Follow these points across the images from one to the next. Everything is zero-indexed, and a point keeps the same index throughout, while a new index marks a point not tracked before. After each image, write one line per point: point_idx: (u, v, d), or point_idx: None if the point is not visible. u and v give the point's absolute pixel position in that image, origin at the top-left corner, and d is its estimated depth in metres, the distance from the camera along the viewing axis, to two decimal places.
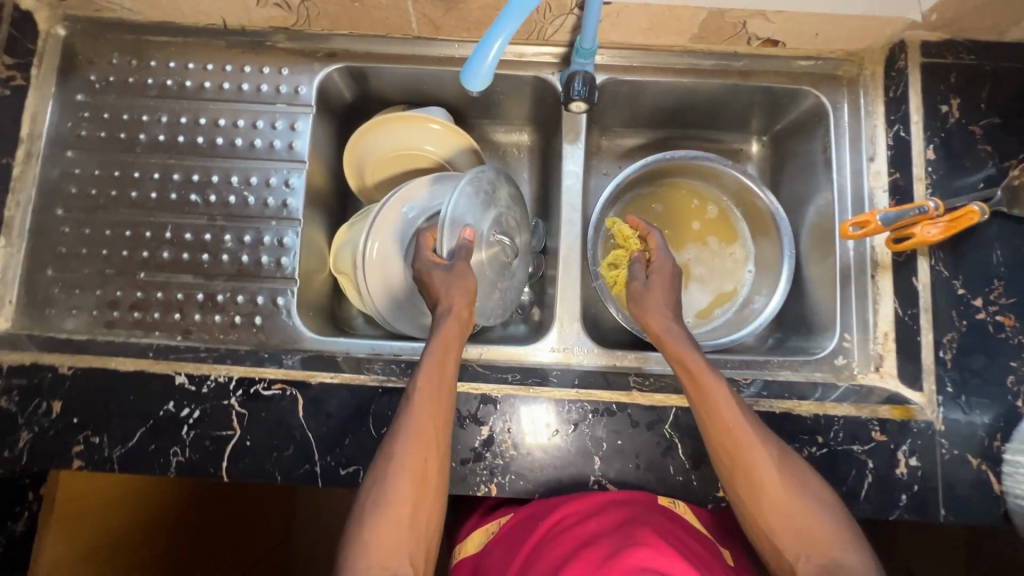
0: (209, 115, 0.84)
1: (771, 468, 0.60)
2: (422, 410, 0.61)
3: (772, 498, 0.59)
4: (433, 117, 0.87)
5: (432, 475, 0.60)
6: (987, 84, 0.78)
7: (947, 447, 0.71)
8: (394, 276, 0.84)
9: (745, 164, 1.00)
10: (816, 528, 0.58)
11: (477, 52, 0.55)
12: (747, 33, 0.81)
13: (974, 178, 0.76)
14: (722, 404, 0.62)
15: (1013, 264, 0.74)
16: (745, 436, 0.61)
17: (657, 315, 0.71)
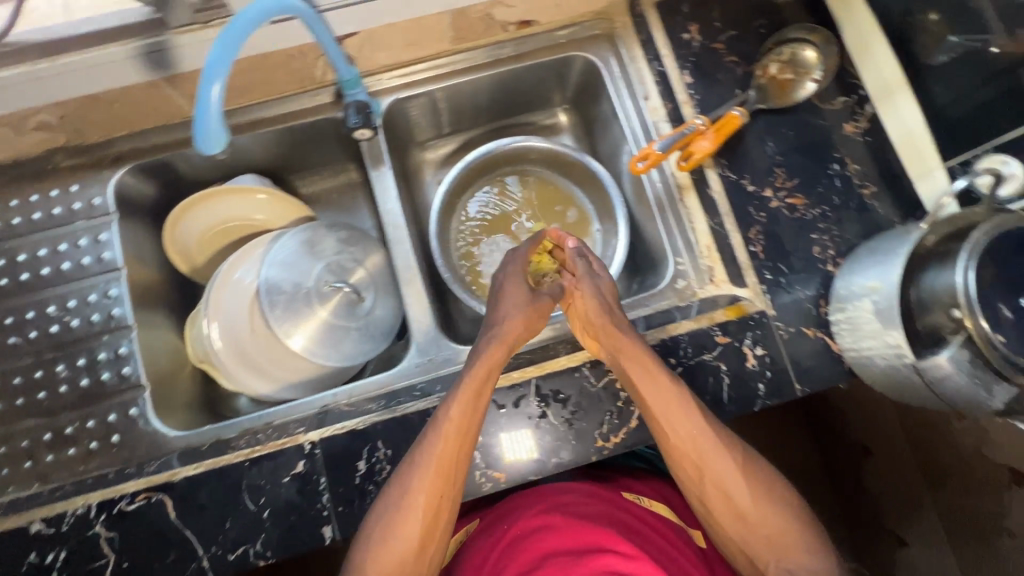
0: (7, 253, 0.81)
1: (732, 475, 0.69)
2: (447, 441, 0.66)
3: (733, 506, 0.69)
4: (270, 188, 0.92)
5: (446, 496, 0.67)
6: (715, 4, 0.86)
7: (783, 327, 0.76)
8: (250, 347, 0.86)
9: (560, 135, 1.06)
10: (779, 529, 0.68)
11: (199, 118, 0.57)
12: (497, 22, 0.86)
13: (731, 87, 0.83)
14: (683, 418, 0.68)
15: (785, 151, 0.81)
16: (708, 448, 0.69)
17: (604, 328, 0.71)
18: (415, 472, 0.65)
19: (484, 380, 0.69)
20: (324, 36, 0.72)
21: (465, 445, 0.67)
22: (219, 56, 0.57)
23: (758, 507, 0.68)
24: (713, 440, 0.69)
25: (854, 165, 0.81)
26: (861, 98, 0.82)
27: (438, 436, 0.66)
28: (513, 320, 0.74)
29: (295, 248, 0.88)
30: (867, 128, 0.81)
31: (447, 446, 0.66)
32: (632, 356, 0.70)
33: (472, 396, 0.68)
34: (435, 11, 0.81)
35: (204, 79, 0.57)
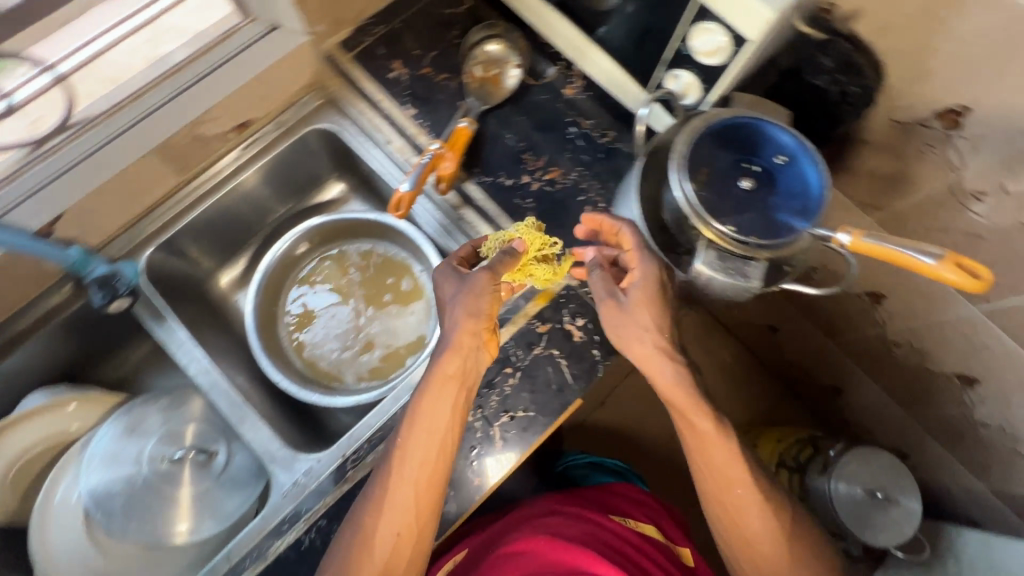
0: None
1: (752, 500, 0.72)
2: (408, 481, 0.67)
3: (745, 528, 0.72)
4: (81, 394, 0.87)
5: (420, 526, 0.67)
6: (406, 35, 0.90)
7: (591, 290, 0.80)
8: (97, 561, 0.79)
9: (348, 204, 1.04)
10: (791, 570, 0.72)
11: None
12: (211, 138, 0.85)
13: (454, 102, 0.87)
14: (711, 441, 0.71)
15: (523, 136, 0.86)
16: (733, 471, 0.71)
17: (642, 343, 0.71)
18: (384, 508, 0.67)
19: (436, 400, 0.68)
20: (19, 240, 0.69)
21: (433, 466, 0.68)
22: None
23: (776, 548, 0.72)
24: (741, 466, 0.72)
25: (586, 123, 0.88)
26: (567, 61, 0.88)
27: (395, 478, 0.67)
28: (463, 323, 0.69)
29: (114, 439, 0.82)
30: (584, 85, 0.88)
31: (409, 484, 0.67)
32: (679, 398, 0.71)
33: (435, 404, 0.68)
34: (137, 157, 0.78)
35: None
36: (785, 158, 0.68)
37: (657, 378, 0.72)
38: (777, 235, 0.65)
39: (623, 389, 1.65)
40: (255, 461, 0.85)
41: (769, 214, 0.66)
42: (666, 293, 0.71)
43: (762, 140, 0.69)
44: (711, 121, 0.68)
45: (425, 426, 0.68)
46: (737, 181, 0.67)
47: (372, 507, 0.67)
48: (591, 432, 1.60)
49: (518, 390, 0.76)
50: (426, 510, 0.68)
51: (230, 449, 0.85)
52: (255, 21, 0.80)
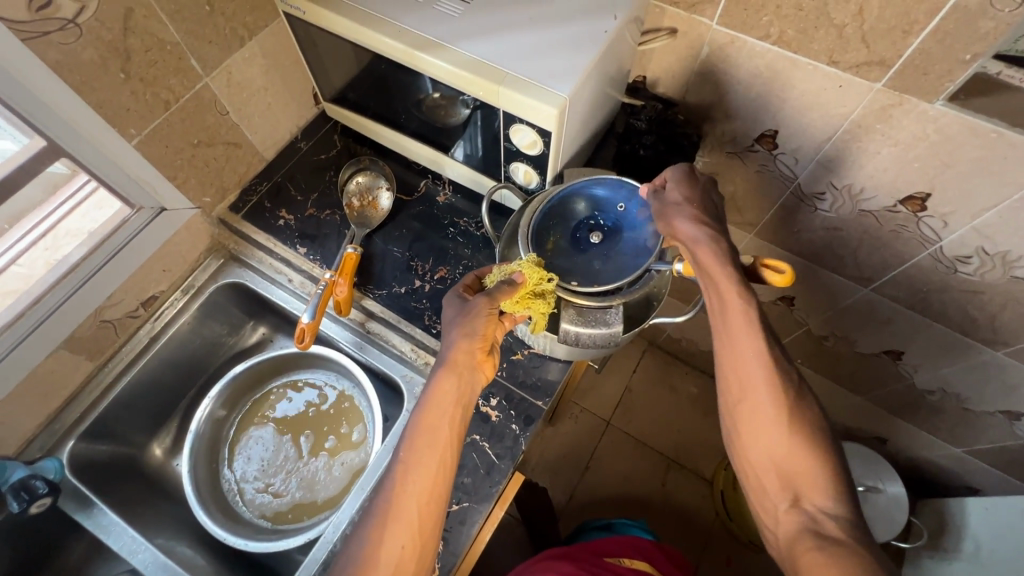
0: None
1: (772, 404, 0.63)
2: (415, 493, 0.62)
3: (764, 437, 0.63)
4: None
5: (424, 538, 0.61)
6: (289, 185, 1.01)
7: (498, 368, 0.85)
8: None
9: (270, 341, 1.10)
10: (817, 485, 0.60)
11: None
12: (119, 318, 0.90)
13: (340, 232, 0.96)
14: (737, 326, 0.65)
15: (408, 247, 0.95)
16: (755, 366, 0.64)
17: (681, 222, 0.68)
18: (384, 518, 0.60)
19: (439, 411, 0.66)
20: None
21: (437, 477, 0.63)
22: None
23: (801, 457, 0.61)
24: (761, 361, 0.64)
25: (461, 221, 0.97)
26: (433, 173, 1.01)
27: (400, 488, 0.61)
28: (459, 342, 0.69)
29: None
30: (453, 189, 1.00)
31: (415, 496, 0.62)
32: (714, 269, 0.65)
33: (436, 411, 0.66)
34: (43, 354, 0.82)
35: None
36: (623, 206, 0.77)
37: (694, 252, 0.67)
38: (629, 272, 0.73)
39: (600, 449, 1.65)
40: None
41: (618, 261, 0.74)
42: (703, 182, 0.74)
43: (599, 197, 0.78)
44: (549, 197, 0.77)
45: (428, 432, 0.65)
46: (587, 238, 0.75)
47: (371, 518, 0.60)
48: (580, 502, 1.57)
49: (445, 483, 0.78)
50: (431, 523, 0.62)
51: None
52: (141, 209, 0.87)
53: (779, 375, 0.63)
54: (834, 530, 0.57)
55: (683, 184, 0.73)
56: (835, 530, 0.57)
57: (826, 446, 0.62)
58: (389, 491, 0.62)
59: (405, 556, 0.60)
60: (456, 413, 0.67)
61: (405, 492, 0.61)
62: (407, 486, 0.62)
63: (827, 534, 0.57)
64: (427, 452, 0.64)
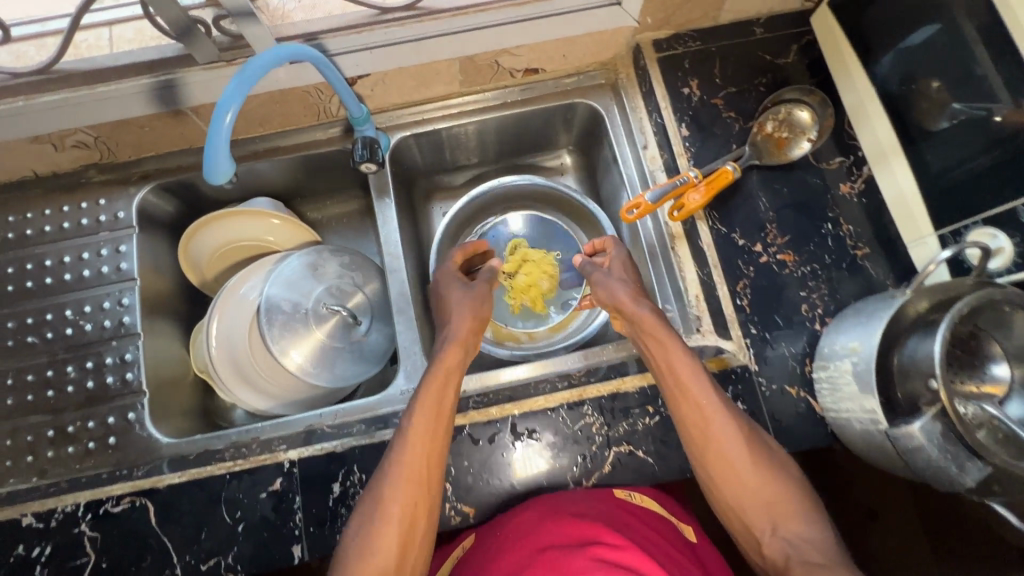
0: (52, 256, 0.87)
1: (734, 441, 0.67)
2: (416, 445, 0.67)
3: (736, 476, 0.66)
4: (284, 215, 0.93)
5: (425, 493, 0.66)
6: (716, 63, 0.89)
7: (766, 384, 0.76)
8: (238, 353, 0.91)
9: (566, 175, 1.10)
10: (779, 500, 0.65)
11: (213, 128, 0.61)
12: (505, 69, 0.90)
13: (727, 143, 0.85)
14: (688, 383, 0.69)
15: (778, 208, 0.82)
16: (716, 414, 0.68)
17: (624, 294, 0.78)
18: (389, 479, 0.65)
19: (441, 373, 0.73)
20: (337, 81, 0.76)
21: (435, 434, 0.69)
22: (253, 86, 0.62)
23: (763, 482, 0.66)
24: (713, 402, 0.68)
25: (847, 226, 0.82)
26: (857, 159, 0.84)
27: (406, 443, 0.67)
28: (456, 316, 0.81)
29: (296, 271, 0.93)
30: (862, 189, 0.83)
31: (419, 447, 0.67)
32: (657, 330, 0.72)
33: (434, 376, 0.72)
34: (444, 57, 0.83)
35: (218, 102, 0.61)
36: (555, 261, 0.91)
37: (639, 318, 0.75)
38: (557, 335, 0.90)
39: None
40: (382, 333, 0.96)
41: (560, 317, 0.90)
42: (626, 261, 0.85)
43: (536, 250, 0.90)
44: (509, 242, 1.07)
45: (428, 398, 0.70)
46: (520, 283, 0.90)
47: (389, 477, 0.65)
48: None
49: (647, 427, 0.74)
50: (431, 478, 0.67)
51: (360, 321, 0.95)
52: None
53: (733, 419, 0.68)
54: (824, 548, 0.60)
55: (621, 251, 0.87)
56: (818, 552, 0.60)
57: (778, 458, 0.68)
58: (399, 452, 0.67)
59: (416, 512, 0.65)
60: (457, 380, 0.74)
61: (414, 449, 0.67)
62: (411, 442, 0.67)
63: (809, 556, 0.60)
64: (431, 406, 0.69)
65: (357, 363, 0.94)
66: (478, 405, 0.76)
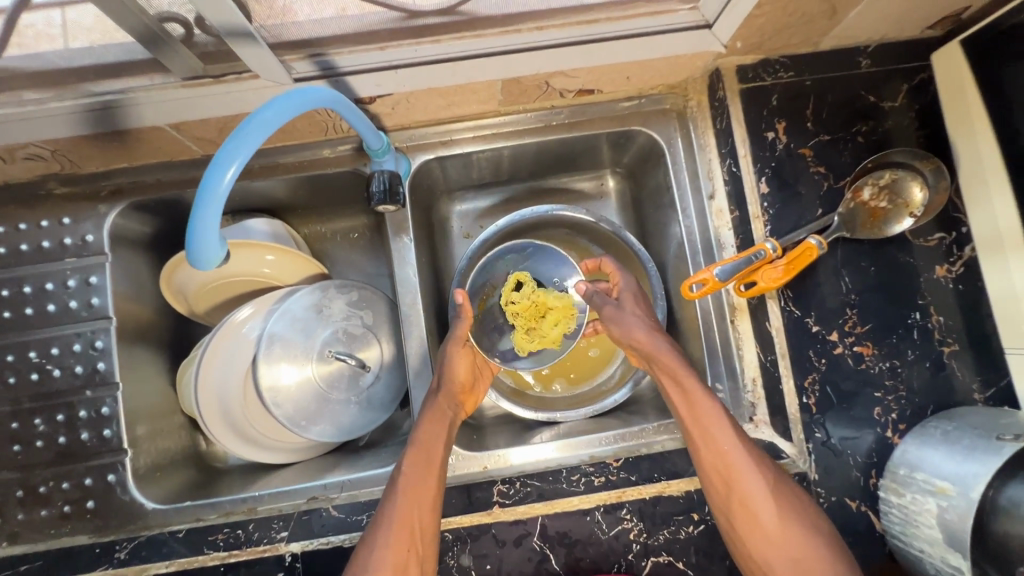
0: (9, 285, 0.74)
1: (760, 493, 0.60)
2: (406, 496, 0.62)
3: (770, 539, 0.58)
4: (280, 247, 0.82)
5: (419, 544, 0.60)
6: (809, 101, 0.74)
7: (825, 495, 0.69)
8: (228, 398, 0.80)
9: (607, 201, 0.96)
10: (816, 560, 0.56)
11: (200, 203, 0.46)
12: (555, 89, 0.74)
13: (812, 206, 0.72)
14: (711, 431, 0.62)
15: (862, 290, 0.71)
16: (739, 462, 0.61)
17: (642, 331, 0.71)
18: (378, 532, 0.60)
19: (434, 423, 0.69)
20: (354, 114, 0.61)
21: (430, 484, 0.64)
22: (258, 145, 0.47)
23: (796, 540, 0.58)
24: (735, 446, 0.62)
25: (936, 317, 0.71)
26: (963, 236, 0.71)
27: (396, 494, 0.62)
28: (451, 367, 0.74)
29: (302, 311, 0.81)
30: (960, 275, 0.71)
31: (407, 499, 0.61)
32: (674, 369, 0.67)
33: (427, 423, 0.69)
34: (484, 79, 0.67)
35: (208, 168, 0.46)
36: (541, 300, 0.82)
37: (654, 360, 0.69)
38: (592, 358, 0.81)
39: None
40: (393, 380, 0.86)
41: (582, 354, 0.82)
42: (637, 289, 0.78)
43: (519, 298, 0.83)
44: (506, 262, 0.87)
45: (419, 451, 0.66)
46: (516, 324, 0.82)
47: (379, 529, 0.60)
48: None
49: (691, 537, 0.67)
50: (425, 533, 0.61)
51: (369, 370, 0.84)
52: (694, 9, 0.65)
53: (760, 466, 0.61)
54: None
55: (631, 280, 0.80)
56: None
57: (817, 519, 0.60)
58: (390, 502, 0.62)
59: (408, 565, 0.58)
60: (446, 432, 0.70)
61: (406, 500, 0.62)
62: (399, 494, 0.62)
63: None
64: (422, 451, 0.66)
65: (362, 414, 0.84)
66: (504, 499, 0.69)
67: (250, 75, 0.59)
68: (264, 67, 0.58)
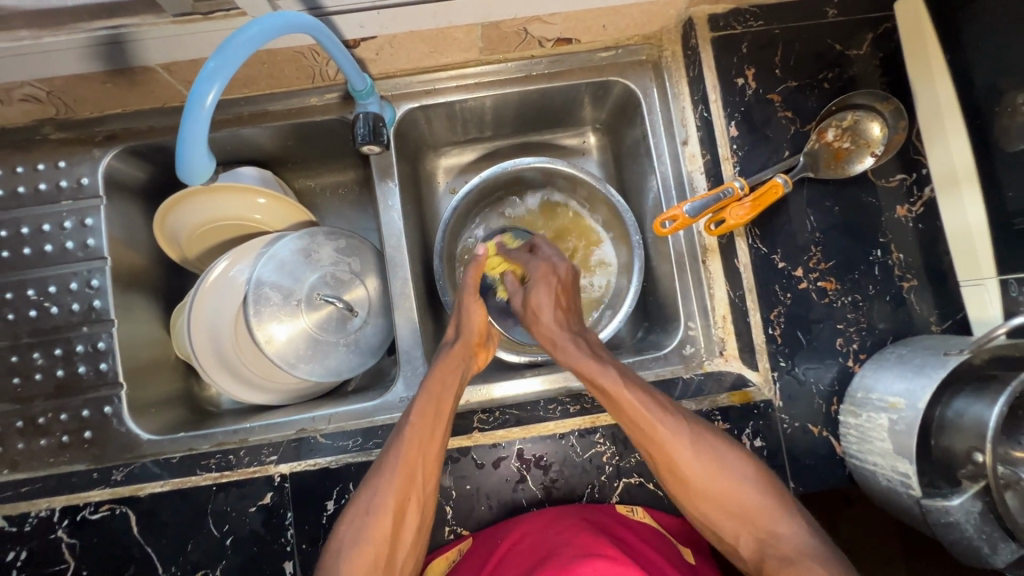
0: (9, 225, 0.77)
1: (687, 454, 0.63)
2: (414, 439, 0.64)
3: (694, 489, 0.63)
4: (272, 192, 0.85)
5: (418, 485, 0.63)
6: (778, 49, 0.77)
7: (788, 421, 0.72)
8: (222, 338, 0.83)
9: (589, 156, 0.99)
10: (744, 502, 0.61)
11: (186, 120, 0.49)
12: (534, 37, 0.77)
13: (778, 148, 0.75)
14: (641, 412, 0.64)
15: (826, 228, 0.75)
16: (665, 430, 0.64)
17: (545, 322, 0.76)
18: (382, 476, 0.62)
19: (444, 379, 0.69)
20: (337, 49, 0.63)
21: (430, 444, 0.64)
22: (240, 65, 0.50)
23: (716, 484, 0.62)
24: (667, 425, 0.64)
25: (897, 254, 0.74)
26: (922, 177, 0.74)
27: (400, 441, 0.64)
28: (471, 326, 0.75)
29: (292, 255, 0.84)
30: (920, 214, 0.74)
31: (414, 442, 0.64)
32: (583, 362, 0.70)
33: (441, 375, 0.69)
34: (464, 23, 0.70)
35: (193, 86, 0.49)
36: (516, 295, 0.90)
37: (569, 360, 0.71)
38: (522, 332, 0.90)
39: None
40: (381, 326, 0.89)
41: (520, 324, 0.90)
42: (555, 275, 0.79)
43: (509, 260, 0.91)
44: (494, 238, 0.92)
45: (424, 406, 0.66)
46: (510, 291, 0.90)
47: (383, 468, 0.63)
48: None
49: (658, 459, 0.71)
50: (426, 473, 0.64)
51: (356, 314, 0.87)
52: None
53: (672, 426, 0.64)
54: (809, 547, 0.57)
55: (565, 266, 0.81)
56: (790, 549, 0.58)
57: (699, 429, 0.65)
58: (396, 447, 0.64)
59: (408, 506, 0.62)
60: (457, 382, 0.70)
61: (408, 451, 0.63)
62: (408, 441, 0.64)
63: (782, 556, 0.58)
64: (428, 408, 0.66)
65: (352, 357, 0.87)
66: (484, 425, 0.72)
67: (236, 12, 0.61)
68: (250, 3, 0.59)
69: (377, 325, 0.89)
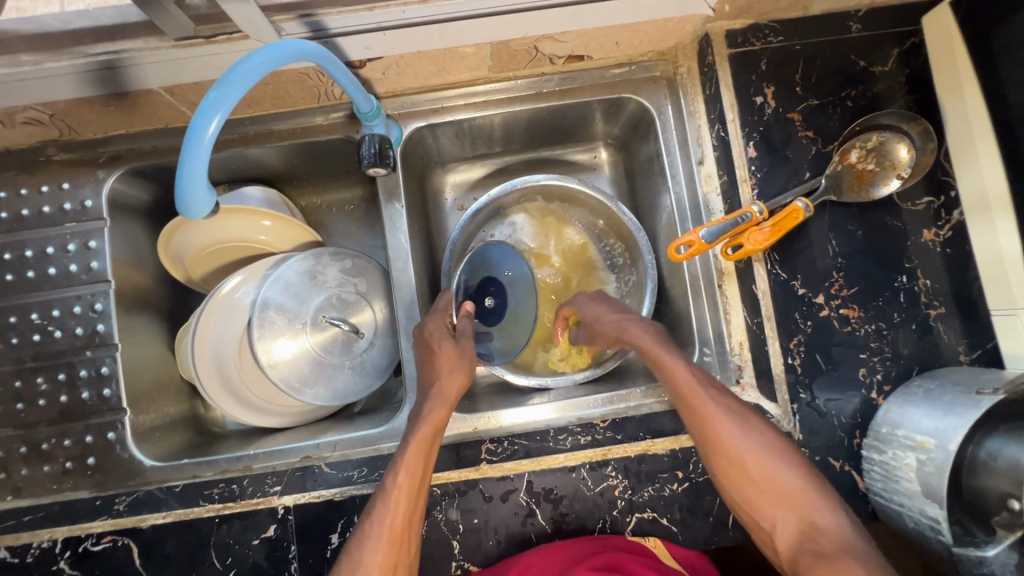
0: (13, 248, 0.76)
1: (748, 444, 0.60)
2: (396, 509, 0.60)
3: (747, 481, 0.59)
4: (277, 214, 0.83)
5: (405, 546, 0.60)
6: (798, 66, 0.74)
7: (808, 455, 0.70)
8: (225, 361, 0.82)
9: (601, 172, 0.97)
10: (793, 493, 0.57)
11: (185, 153, 0.48)
12: (545, 55, 0.74)
13: (799, 170, 0.72)
14: (713, 414, 0.62)
15: (849, 252, 0.71)
16: (727, 428, 0.61)
17: (637, 329, 0.70)
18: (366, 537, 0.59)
19: (430, 432, 0.65)
20: (340, 72, 0.61)
21: (412, 497, 0.61)
22: (242, 96, 0.49)
23: (769, 478, 0.58)
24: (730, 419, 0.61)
25: (923, 280, 0.71)
26: (950, 202, 0.71)
27: (386, 506, 0.60)
28: (455, 376, 0.69)
29: (291, 280, 0.82)
30: (948, 239, 0.71)
31: (397, 515, 0.60)
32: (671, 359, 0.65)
33: (426, 433, 0.64)
34: (472, 42, 0.68)
35: (193, 119, 0.48)
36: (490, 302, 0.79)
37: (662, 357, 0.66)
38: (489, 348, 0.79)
39: None
40: (388, 348, 0.87)
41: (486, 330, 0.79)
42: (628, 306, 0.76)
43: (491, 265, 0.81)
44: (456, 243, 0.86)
45: (413, 459, 0.62)
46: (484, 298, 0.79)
47: (365, 542, 0.59)
48: None
49: (671, 494, 0.68)
50: (410, 543, 0.61)
51: (362, 339, 0.85)
52: None
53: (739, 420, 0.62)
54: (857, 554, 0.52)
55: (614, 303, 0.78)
56: (832, 545, 0.53)
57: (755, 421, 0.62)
58: (380, 512, 0.60)
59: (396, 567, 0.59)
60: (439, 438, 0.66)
61: (391, 513, 0.60)
62: (391, 507, 0.60)
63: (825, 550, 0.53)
64: (416, 464, 0.62)
65: (358, 380, 0.85)
66: (492, 456, 0.70)
67: (239, 36, 0.60)
68: (253, 27, 0.58)
69: (384, 347, 0.87)
